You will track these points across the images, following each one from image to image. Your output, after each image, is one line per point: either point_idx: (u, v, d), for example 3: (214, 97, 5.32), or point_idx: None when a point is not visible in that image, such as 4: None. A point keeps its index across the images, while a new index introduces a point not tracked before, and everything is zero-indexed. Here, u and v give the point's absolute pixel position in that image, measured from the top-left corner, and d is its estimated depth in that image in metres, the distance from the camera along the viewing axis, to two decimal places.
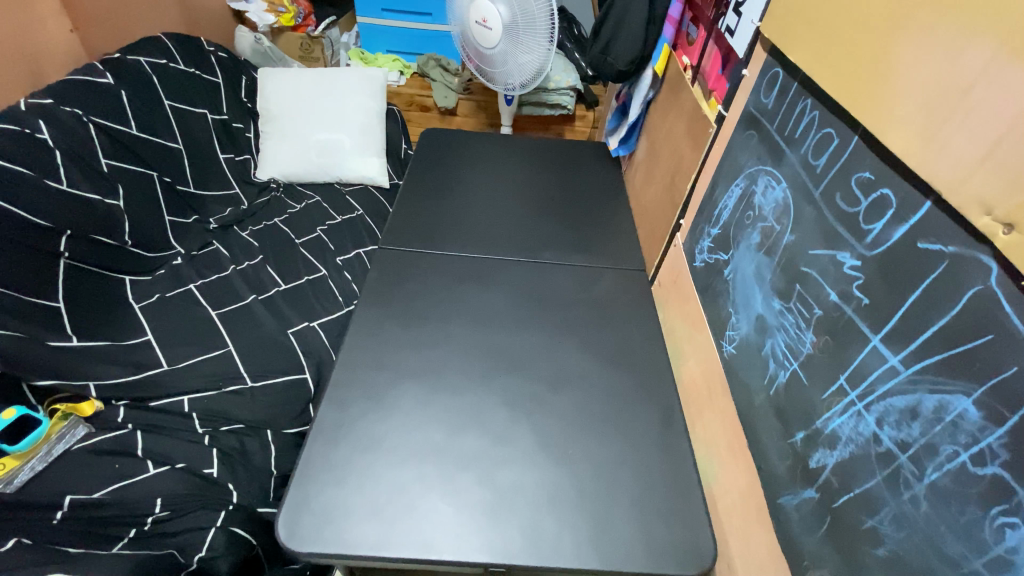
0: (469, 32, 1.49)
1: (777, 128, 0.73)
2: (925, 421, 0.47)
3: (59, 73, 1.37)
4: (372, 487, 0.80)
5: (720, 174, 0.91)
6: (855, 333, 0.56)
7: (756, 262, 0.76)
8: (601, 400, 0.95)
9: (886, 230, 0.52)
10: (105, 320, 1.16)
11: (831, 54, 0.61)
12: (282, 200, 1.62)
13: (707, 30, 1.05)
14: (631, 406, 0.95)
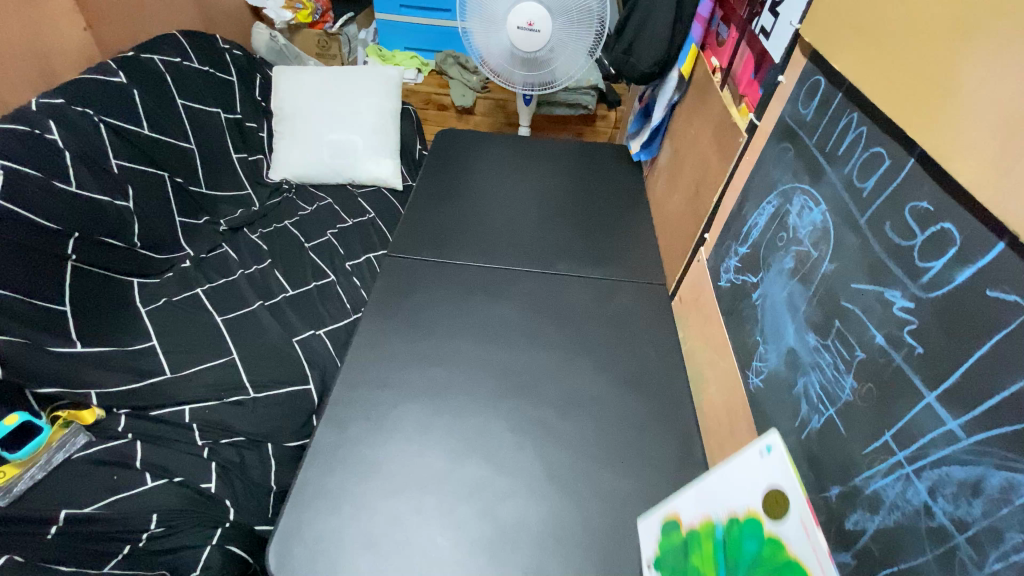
0: (499, 33, 1.39)
1: (817, 143, 0.66)
2: (989, 501, 0.40)
3: (72, 71, 1.36)
4: (368, 517, 0.76)
5: (750, 189, 0.84)
6: (905, 386, 0.49)
7: (789, 290, 0.69)
8: (613, 427, 0.89)
9: (947, 271, 0.45)
10: (110, 325, 1.15)
11: (886, 66, 0.54)
12: (293, 201, 1.60)
13: (740, 31, 0.97)
14: (644, 434, 0.89)
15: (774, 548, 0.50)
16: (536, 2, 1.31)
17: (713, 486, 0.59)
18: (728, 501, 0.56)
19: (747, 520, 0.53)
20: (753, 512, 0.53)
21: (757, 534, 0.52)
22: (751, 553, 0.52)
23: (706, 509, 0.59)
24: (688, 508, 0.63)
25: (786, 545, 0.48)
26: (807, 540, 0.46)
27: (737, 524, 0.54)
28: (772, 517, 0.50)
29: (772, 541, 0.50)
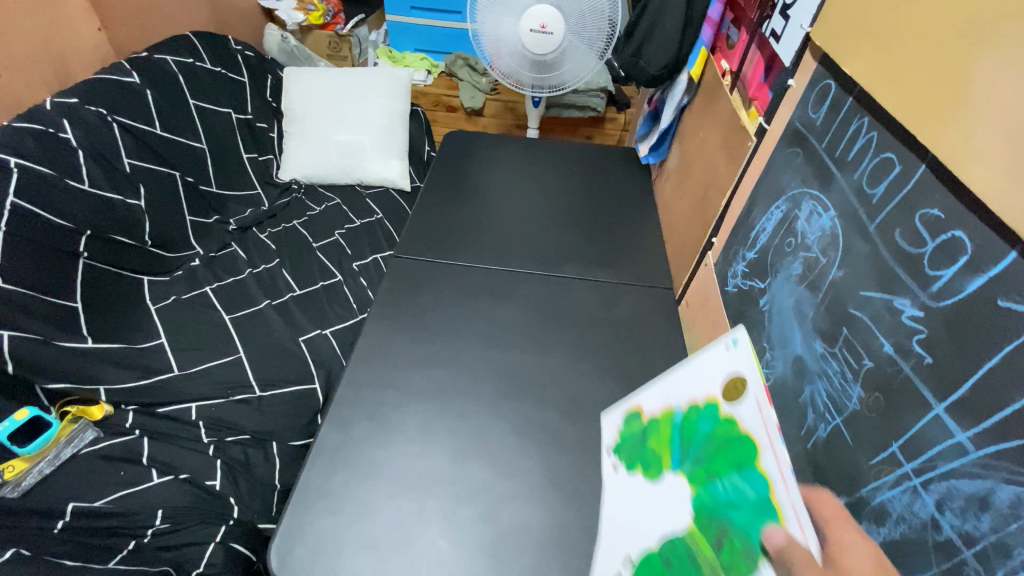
0: (510, 33, 1.38)
1: (826, 148, 0.65)
2: (997, 516, 0.39)
3: (86, 71, 1.38)
4: (370, 518, 0.76)
5: (759, 193, 0.83)
6: (913, 396, 0.48)
7: (797, 296, 0.69)
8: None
9: (957, 280, 0.44)
10: (119, 322, 1.16)
11: (898, 71, 0.53)
12: (302, 201, 1.61)
13: (750, 34, 0.96)
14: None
15: (726, 427, 0.54)
16: (549, 4, 1.31)
17: (676, 378, 0.63)
18: (690, 389, 0.61)
19: (705, 405, 0.58)
20: (711, 397, 0.57)
21: (712, 416, 0.56)
22: (705, 432, 0.57)
23: (669, 398, 0.64)
24: (652, 400, 0.68)
25: (737, 422, 0.52)
26: (754, 413, 0.50)
27: (697, 409, 0.59)
28: (727, 399, 0.54)
29: (725, 420, 0.54)
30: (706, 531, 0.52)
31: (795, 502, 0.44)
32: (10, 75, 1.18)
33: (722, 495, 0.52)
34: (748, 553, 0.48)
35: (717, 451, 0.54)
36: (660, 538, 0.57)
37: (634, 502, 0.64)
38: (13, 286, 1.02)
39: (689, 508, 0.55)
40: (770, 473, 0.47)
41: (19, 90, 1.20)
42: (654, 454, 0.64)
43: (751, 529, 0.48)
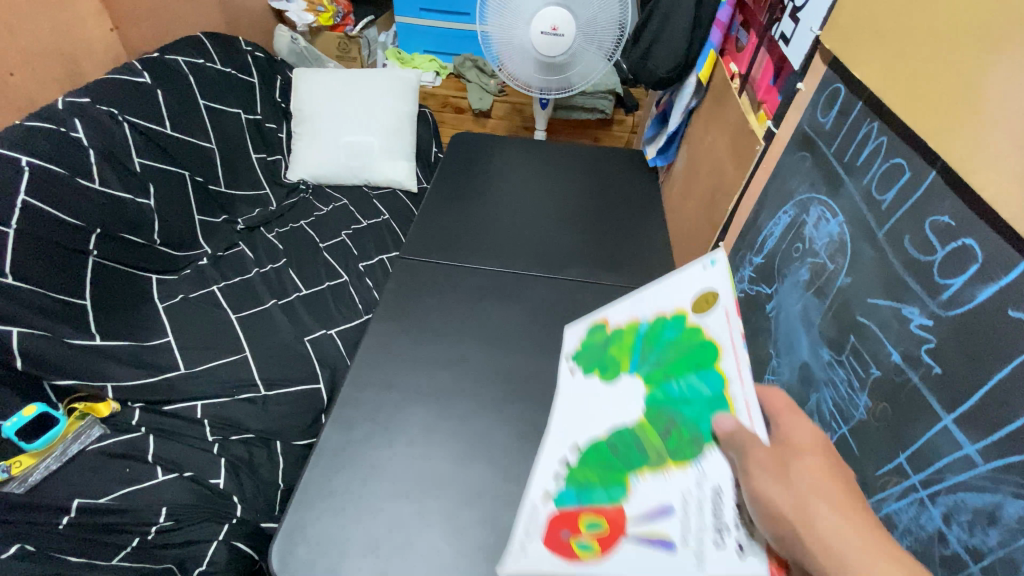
0: (519, 34, 1.37)
1: (835, 153, 0.65)
2: (1006, 530, 0.38)
3: (98, 71, 1.39)
4: (370, 519, 0.76)
5: (766, 198, 0.82)
6: (921, 406, 0.47)
7: (804, 303, 0.68)
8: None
9: (967, 289, 0.43)
10: (128, 320, 1.17)
11: (908, 76, 0.52)
12: (310, 201, 1.62)
13: (759, 37, 0.96)
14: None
15: (691, 336, 0.53)
16: (559, 6, 1.30)
17: (647, 290, 0.61)
18: (660, 299, 0.58)
19: (673, 315, 0.56)
20: (680, 309, 0.55)
21: (678, 327, 0.55)
22: (669, 339, 0.55)
23: (637, 306, 0.62)
24: (619, 310, 0.65)
25: (703, 330, 0.51)
26: (723, 322, 0.49)
27: (662, 321, 0.57)
28: (697, 311, 0.53)
29: (692, 330, 0.53)
30: (655, 424, 0.51)
31: (750, 397, 0.45)
32: (23, 76, 1.20)
33: (678, 394, 0.51)
34: (694, 442, 0.48)
35: (679, 354, 0.53)
36: (606, 430, 0.55)
37: (582, 398, 0.62)
38: (24, 283, 1.04)
39: (642, 403, 0.54)
40: (729, 373, 0.47)
41: (32, 91, 1.22)
42: (612, 358, 0.62)
43: (701, 421, 0.48)
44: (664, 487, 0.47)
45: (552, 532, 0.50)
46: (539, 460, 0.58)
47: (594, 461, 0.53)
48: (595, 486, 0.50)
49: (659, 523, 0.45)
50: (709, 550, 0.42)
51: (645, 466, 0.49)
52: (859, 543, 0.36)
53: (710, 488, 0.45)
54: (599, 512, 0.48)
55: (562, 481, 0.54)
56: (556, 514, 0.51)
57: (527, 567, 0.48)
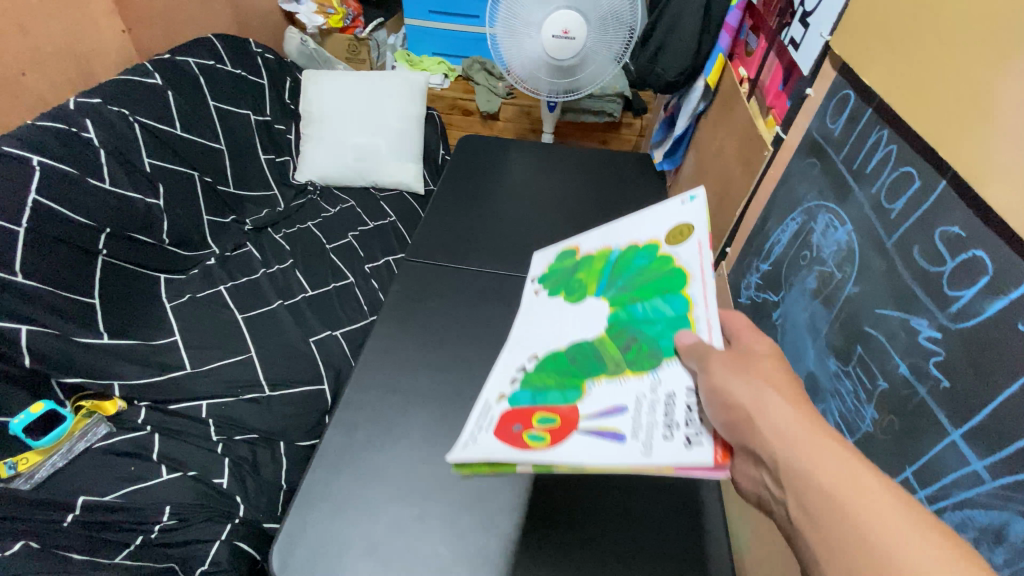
0: (531, 38, 1.36)
1: (844, 160, 0.64)
2: (1014, 549, 0.37)
3: (110, 72, 1.41)
4: (371, 522, 0.76)
5: (774, 204, 0.81)
6: (929, 420, 0.46)
7: (811, 311, 0.67)
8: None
9: (977, 302, 0.42)
10: (136, 319, 1.18)
11: (920, 84, 0.51)
12: (317, 202, 1.62)
13: (769, 41, 0.95)
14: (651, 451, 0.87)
15: (661, 262, 0.60)
16: (569, 9, 1.29)
17: (630, 225, 0.69)
18: (637, 234, 0.66)
19: (646, 246, 0.63)
20: (655, 241, 0.62)
21: (649, 255, 0.62)
22: (639, 266, 0.62)
23: (611, 240, 0.70)
24: (596, 243, 0.72)
25: (674, 259, 0.58)
26: (696, 250, 0.56)
27: (637, 250, 0.64)
28: (671, 241, 0.60)
29: (662, 258, 0.60)
30: (616, 338, 0.56)
31: (712, 317, 0.51)
32: (35, 75, 1.21)
33: (642, 313, 0.56)
34: (652, 354, 0.52)
35: (647, 280, 0.60)
36: (565, 342, 0.59)
37: (544, 317, 0.66)
38: (33, 281, 1.05)
39: (605, 320, 0.59)
40: (695, 297, 0.53)
41: (43, 91, 1.24)
42: (581, 282, 0.68)
43: (660, 337, 0.53)
44: (618, 391, 0.50)
45: (498, 424, 0.48)
46: (494, 367, 0.58)
47: (550, 366, 0.56)
48: (551, 389, 0.52)
49: (610, 419, 0.47)
50: (657, 441, 0.43)
51: (602, 372, 0.52)
52: (805, 427, 0.39)
53: (664, 393, 0.48)
54: (554, 410, 0.49)
55: (514, 383, 0.54)
56: (505, 410, 0.50)
57: (468, 448, 0.46)
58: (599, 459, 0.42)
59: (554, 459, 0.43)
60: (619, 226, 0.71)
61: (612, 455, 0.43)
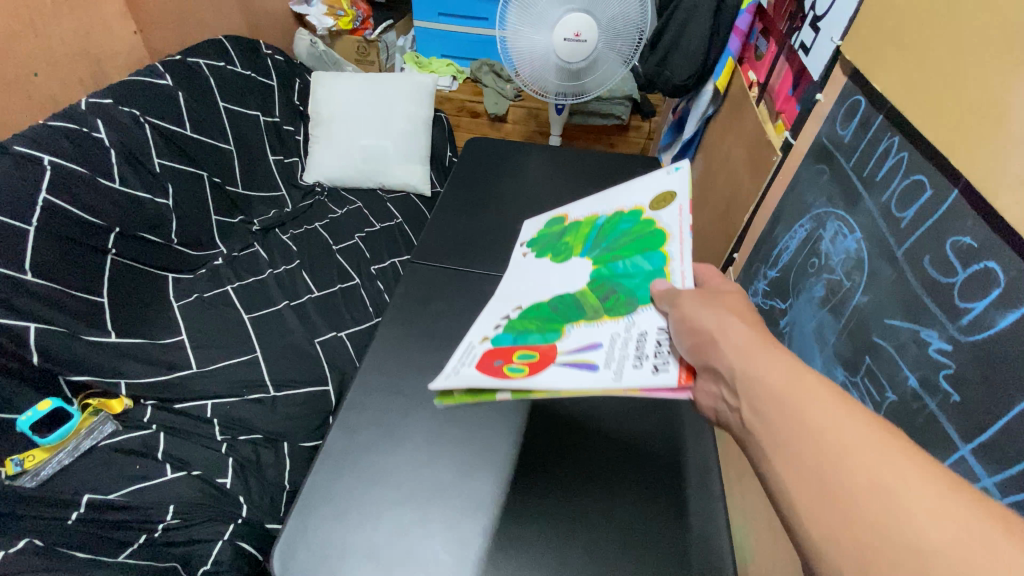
0: (541, 37, 1.35)
1: (854, 167, 0.63)
2: None
3: (122, 73, 1.42)
4: (372, 526, 0.71)
5: (782, 210, 0.80)
6: (938, 435, 0.45)
7: (819, 319, 0.66)
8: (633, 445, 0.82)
9: (989, 314, 0.41)
10: (143, 318, 1.19)
11: (933, 91, 0.50)
12: (325, 203, 1.63)
13: (779, 45, 0.94)
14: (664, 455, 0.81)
15: (643, 225, 0.67)
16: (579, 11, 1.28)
17: (617, 196, 0.76)
18: (623, 202, 0.74)
19: (631, 212, 0.70)
20: (639, 207, 0.70)
21: (633, 219, 0.69)
22: (623, 229, 0.69)
23: (601, 208, 0.78)
24: (585, 212, 0.81)
25: (655, 221, 0.65)
26: (676, 213, 0.63)
27: (622, 216, 0.71)
28: (654, 207, 0.67)
29: (644, 221, 0.67)
30: (596, 291, 0.62)
31: (685, 269, 0.57)
32: (47, 76, 1.23)
33: (622, 268, 0.63)
34: (629, 302, 0.58)
35: (629, 241, 0.66)
36: (553, 296, 0.66)
37: (538, 276, 0.74)
38: (43, 280, 1.06)
39: (589, 276, 0.66)
40: (672, 252, 0.60)
41: (55, 91, 1.25)
42: (569, 247, 0.76)
43: (637, 288, 0.59)
44: (597, 332, 0.55)
45: (489, 362, 0.54)
46: (484, 316, 0.66)
47: (539, 317, 0.63)
48: (533, 333, 0.59)
49: (587, 353, 0.52)
50: (627, 368, 0.48)
51: (581, 319, 0.58)
52: (759, 342, 0.44)
53: (637, 332, 0.53)
54: (534, 348, 0.55)
55: (506, 330, 0.61)
56: (496, 352, 0.57)
57: (460, 380, 0.51)
58: (572, 383, 0.47)
59: (531, 384, 0.49)
60: (608, 196, 0.79)
61: (585, 379, 0.47)
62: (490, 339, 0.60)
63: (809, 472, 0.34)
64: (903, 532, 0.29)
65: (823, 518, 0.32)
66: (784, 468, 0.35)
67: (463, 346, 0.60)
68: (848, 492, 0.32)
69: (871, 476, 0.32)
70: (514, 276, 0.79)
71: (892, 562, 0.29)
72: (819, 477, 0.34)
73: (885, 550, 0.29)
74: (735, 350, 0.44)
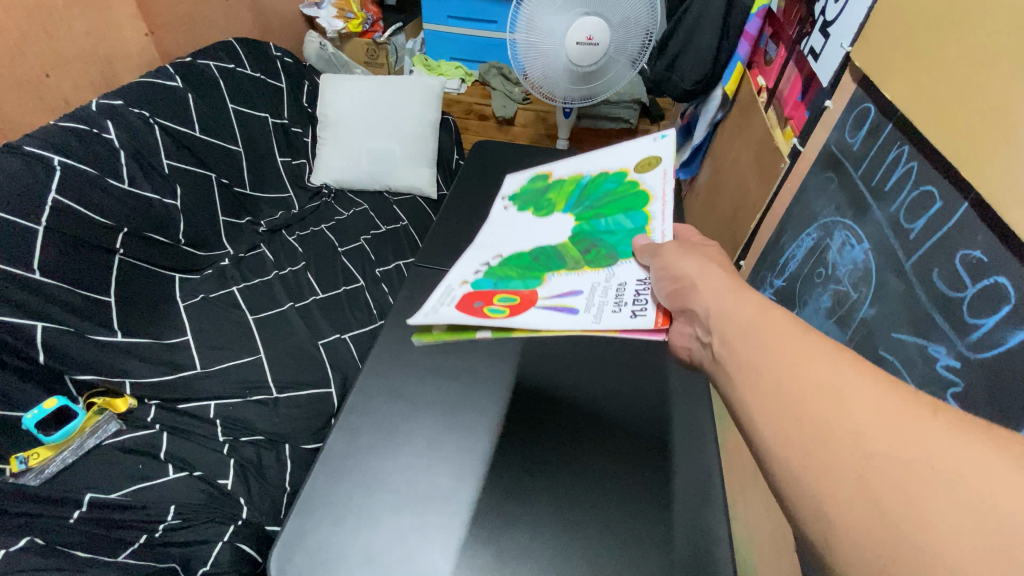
0: (550, 43, 1.32)
1: (862, 176, 0.61)
2: None
3: (132, 74, 1.44)
4: (373, 532, 0.62)
5: (789, 219, 0.79)
6: None
7: (825, 331, 0.64)
8: (666, 444, 0.72)
9: (998, 331, 0.40)
10: (149, 318, 1.20)
11: (942, 100, 0.49)
12: (332, 205, 1.64)
13: (789, 50, 0.93)
14: (702, 454, 0.71)
15: (627, 185, 0.70)
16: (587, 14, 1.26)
17: (599, 155, 0.78)
18: (607, 162, 0.75)
19: (616, 173, 0.72)
20: (623, 167, 0.72)
21: (618, 179, 0.71)
22: (607, 188, 0.71)
23: (585, 166, 0.78)
24: (563, 167, 0.81)
25: (640, 183, 0.69)
26: (661, 176, 0.67)
27: (605, 175, 0.74)
28: (638, 169, 0.70)
29: (629, 181, 0.70)
30: (577, 245, 0.65)
31: (666, 229, 0.61)
32: (59, 77, 1.25)
33: (603, 226, 0.66)
34: (609, 256, 0.61)
35: (613, 200, 0.69)
36: (535, 247, 0.67)
37: (519, 228, 0.73)
38: (50, 279, 1.07)
39: (570, 230, 0.68)
40: (654, 212, 0.64)
41: (67, 91, 1.27)
42: (548, 199, 0.77)
43: (619, 244, 0.62)
44: (577, 281, 0.58)
45: (470, 304, 0.56)
46: (461, 260, 0.66)
47: (521, 265, 0.64)
48: (514, 279, 0.61)
49: (568, 299, 0.55)
50: (606, 314, 0.51)
51: (562, 269, 0.61)
52: (733, 286, 0.46)
53: (616, 283, 0.57)
54: (516, 293, 0.57)
55: (486, 275, 0.62)
56: (476, 294, 0.58)
57: (439, 317, 0.53)
58: (553, 326, 0.50)
59: (512, 325, 0.51)
60: (592, 156, 0.79)
61: (564, 321, 0.51)
62: (470, 283, 0.61)
63: (762, 384, 0.37)
64: (845, 420, 0.31)
65: (777, 418, 0.34)
66: (746, 382, 0.38)
67: (443, 288, 0.61)
68: (799, 397, 0.34)
69: (821, 379, 0.34)
70: (494, 227, 0.76)
71: (826, 444, 0.31)
72: (773, 383, 0.36)
73: (830, 437, 0.31)
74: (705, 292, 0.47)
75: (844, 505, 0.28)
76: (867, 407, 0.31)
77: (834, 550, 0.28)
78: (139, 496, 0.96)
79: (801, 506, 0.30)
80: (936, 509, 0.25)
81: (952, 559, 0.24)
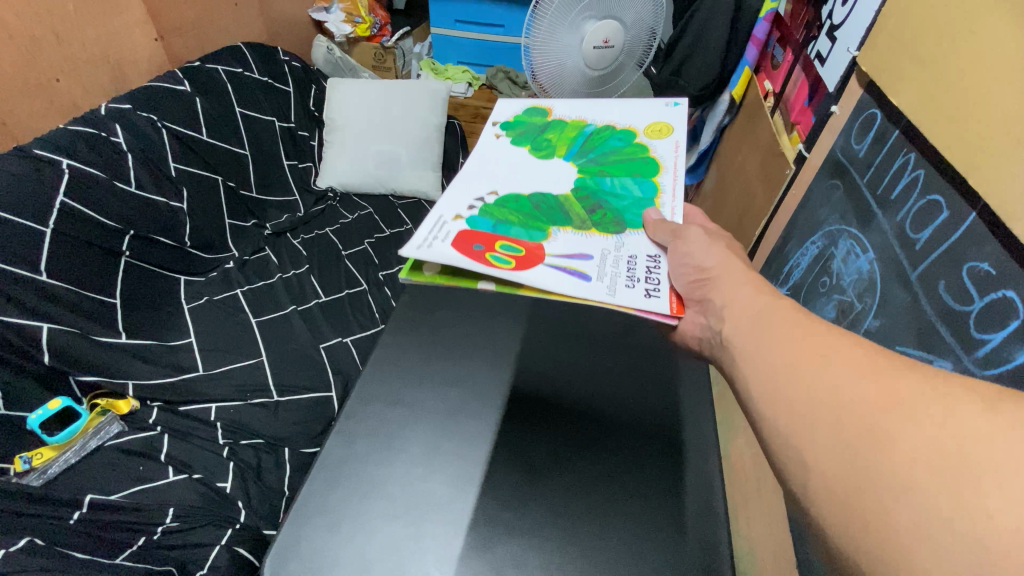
0: (568, 46, 1.29)
1: (867, 182, 0.60)
2: None
3: (141, 78, 1.45)
4: (365, 539, 0.61)
5: (794, 226, 0.77)
6: None
7: None
8: (665, 455, 0.70)
9: (1005, 348, 0.38)
10: (153, 321, 1.21)
11: (949, 109, 0.48)
12: (337, 209, 1.66)
13: (796, 55, 0.91)
14: (702, 465, 0.69)
15: (637, 148, 0.71)
16: (604, 17, 1.24)
17: (604, 111, 0.77)
18: (615, 117, 0.75)
19: (623, 131, 0.73)
20: (633, 128, 0.73)
21: (626, 138, 0.72)
22: (615, 145, 0.71)
23: (589, 116, 0.77)
24: (566, 110, 0.78)
25: (650, 149, 0.70)
26: (672, 147, 0.70)
27: (613, 131, 0.73)
28: (649, 133, 0.72)
29: (638, 145, 0.71)
30: (583, 202, 0.63)
31: (676, 205, 0.62)
32: (69, 81, 1.26)
33: (610, 186, 0.65)
34: (616, 223, 0.60)
35: (621, 160, 0.69)
36: (534, 192, 0.64)
37: (512, 167, 0.69)
38: (56, 280, 1.07)
39: (574, 183, 0.65)
40: (664, 185, 0.65)
41: (76, 95, 1.29)
42: (547, 138, 0.73)
43: (626, 210, 0.62)
44: (586, 244, 0.56)
45: (469, 245, 0.54)
46: (455, 194, 0.63)
47: (520, 211, 0.61)
48: (514, 225, 0.58)
49: (578, 262, 0.53)
50: (620, 287, 0.50)
51: (569, 226, 0.59)
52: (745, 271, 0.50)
53: (626, 254, 0.56)
54: (520, 244, 0.55)
55: (483, 215, 0.59)
56: (474, 236, 0.55)
57: (436, 255, 0.51)
58: (565, 289, 0.49)
59: (519, 280, 0.49)
60: (598, 106, 0.78)
61: (576, 287, 0.49)
62: (465, 220, 0.58)
63: (760, 357, 0.41)
64: (831, 383, 0.35)
65: (771, 386, 0.38)
66: (746, 365, 0.42)
67: (434, 221, 0.57)
68: (795, 365, 0.38)
69: (815, 352, 0.38)
70: (485, 156, 0.71)
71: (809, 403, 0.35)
72: (771, 356, 0.40)
73: (817, 401, 0.35)
74: (712, 278, 0.50)
75: (824, 455, 0.32)
76: (851, 373, 0.35)
77: (818, 493, 0.32)
78: (138, 497, 0.96)
79: (790, 465, 0.34)
80: (900, 445, 0.29)
81: (912, 487, 0.27)
